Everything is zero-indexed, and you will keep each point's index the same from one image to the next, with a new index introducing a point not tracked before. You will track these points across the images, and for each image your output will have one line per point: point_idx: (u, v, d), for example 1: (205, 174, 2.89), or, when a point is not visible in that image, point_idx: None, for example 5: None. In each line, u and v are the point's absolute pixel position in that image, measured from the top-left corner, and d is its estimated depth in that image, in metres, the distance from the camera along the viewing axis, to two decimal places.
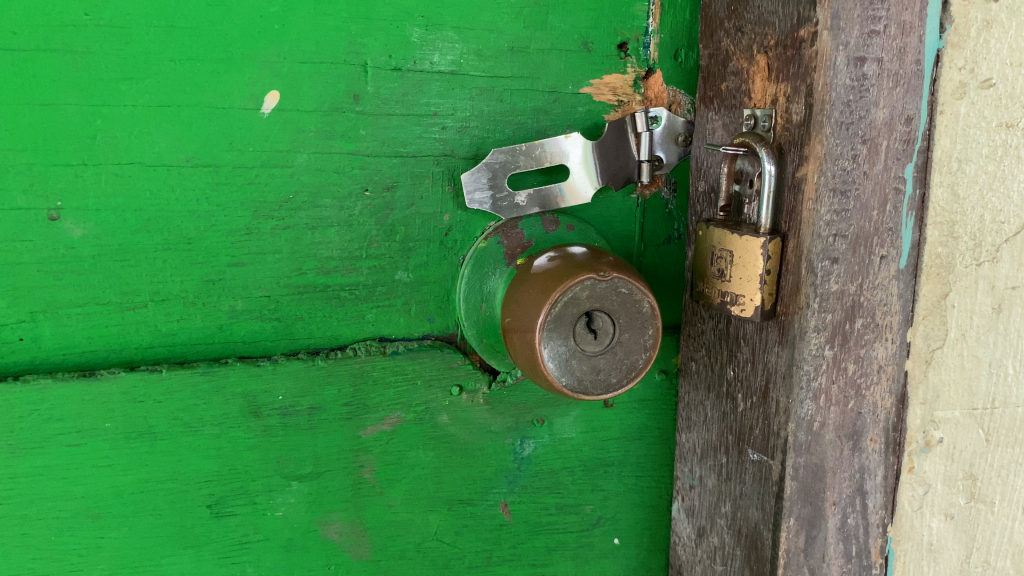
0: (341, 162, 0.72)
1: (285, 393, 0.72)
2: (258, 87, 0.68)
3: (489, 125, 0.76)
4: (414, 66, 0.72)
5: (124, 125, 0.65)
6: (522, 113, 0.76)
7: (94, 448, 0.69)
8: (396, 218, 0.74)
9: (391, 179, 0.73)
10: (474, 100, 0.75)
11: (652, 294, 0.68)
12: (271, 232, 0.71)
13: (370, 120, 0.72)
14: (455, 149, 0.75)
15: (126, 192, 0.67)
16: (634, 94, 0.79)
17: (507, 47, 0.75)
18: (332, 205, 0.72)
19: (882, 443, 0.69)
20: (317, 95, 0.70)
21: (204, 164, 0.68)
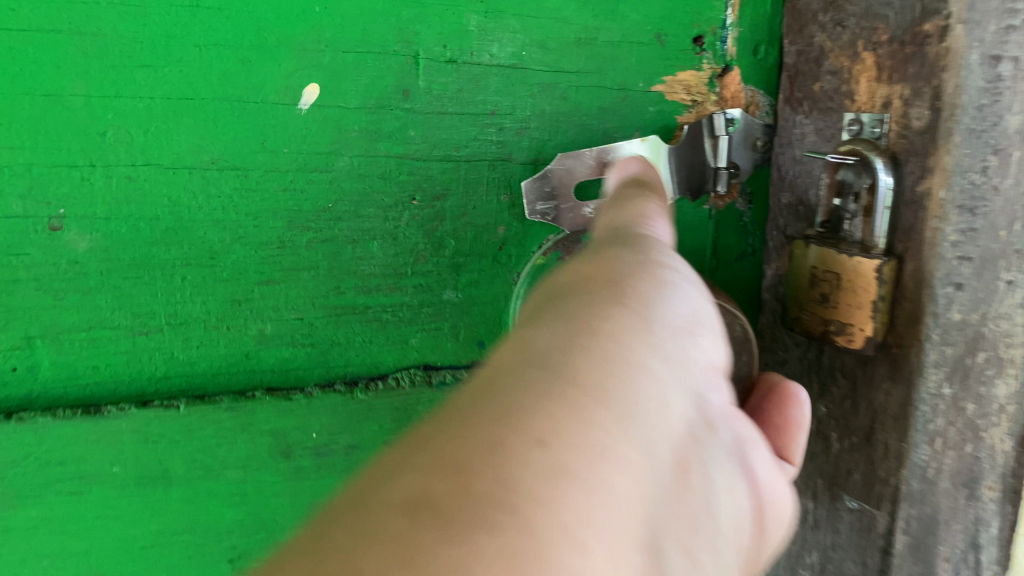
0: (387, 166, 0.63)
1: (320, 430, 0.64)
2: (295, 77, 0.59)
3: (550, 127, 0.67)
4: (471, 59, 0.63)
5: (140, 119, 0.56)
6: (586, 113, 0.68)
7: (101, 495, 0.59)
8: (445, 231, 0.66)
9: (442, 187, 0.65)
10: (535, 98, 0.66)
11: (743, 315, 0.60)
12: (307, 246, 0.62)
13: (420, 119, 0.63)
14: (512, 153, 0.66)
15: (140, 199, 0.57)
16: (709, 94, 0.71)
17: (573, 38, 0.66)
18: (374, 215, 0.64)
19: (998, 492, 0.61)
20: (363, 89, 0.61)
21: (232, 165, 0.58)
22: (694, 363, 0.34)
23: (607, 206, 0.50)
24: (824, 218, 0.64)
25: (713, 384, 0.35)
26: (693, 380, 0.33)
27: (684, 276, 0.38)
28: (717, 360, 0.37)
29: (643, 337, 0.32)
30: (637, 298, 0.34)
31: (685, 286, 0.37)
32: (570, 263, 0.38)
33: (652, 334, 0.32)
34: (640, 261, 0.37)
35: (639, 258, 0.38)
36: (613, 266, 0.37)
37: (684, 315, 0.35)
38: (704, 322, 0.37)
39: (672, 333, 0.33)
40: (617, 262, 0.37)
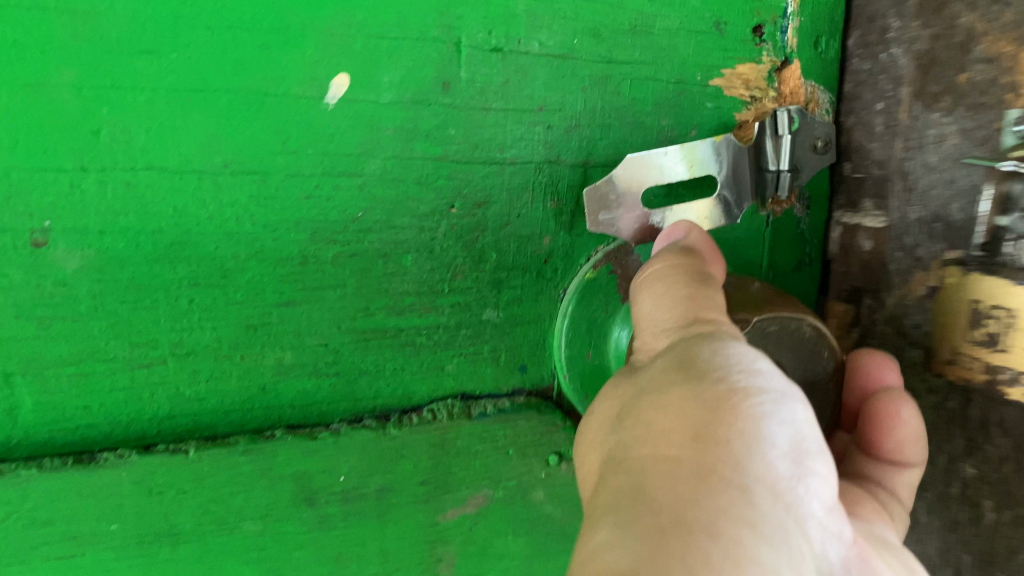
0: (423, 169, 0.55)
1: (349, 472, 0.55)
2: (322, 67, 0.50)
3: (603, 124, 0.60)
4: (518, 48, 0.56)
5: (141, 116, 0.47)
6: (641, 109, 0.61)
7: (96, 561, 0.50)
8: (487, 241, 0.58)
9: (484, 193, 0.57)
10: (587, 93, 0.59)
11: (809, 313, 0.49)
12: (334, 262, 0.54)
13: (462, 116, 0.55)
14: (561, 154, 0.59)
15: (141, 209, 0.48)
16: (769, 90, 0.65)
17: (629, 25, 0.59)
18: (408, 225, 0.55)
19: None
20: (398, 81, 0.53)
21: (248, 169, 0.50)
22: (791, 535, 0.32)
23: (647, 289, 0.45)
24: (986, 241, 0.53)
25: (826, 534, 0.34)
26: (805, 557, 0.32)
27: (774, 397, 0.35)
28: (821, 502, 0.35)
29: (749, 530, 0.30)
30: (723, 468, 0.32)
31: (777, 414, 0.35)
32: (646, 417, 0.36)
33: (757, 517, 0.31)
34: (720, 394, 0.35)
35: (719, 390, 0.35)
36: (689, 418, 0.34)
37: (785, 467, 0.33)
38: (799, 450, 0.34)
39: (770, 508, 0.32)
40: (694, 405, 0.34)
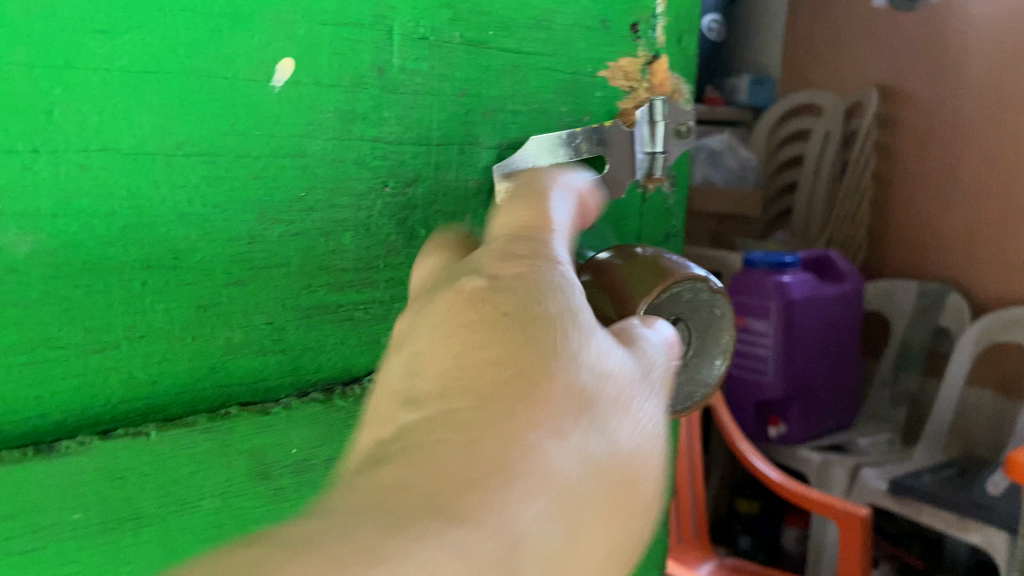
0: (360, 150, 0.54)
1: (299, 444, 0.57)
2: (270, 51, 0.49)
3: (507, 112, 0.60)
4: (442, 38, 0.55)
5: (94, 96, 0.44)
6: (541, 96, 0.62)
7: (58, 551, 0.49)
8: (414, 220, 0.58)
9: (412, 172, 0.57)
10: (495, 81, 0.59)
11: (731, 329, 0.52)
12: (280, 240, 0.53)
13: (394, 99, 0.55)
14: (478, 136, 0.59)
15: (97, 190, 0.46)
16: (639, 80, 0.67)
17: (533, 18, 0.59)
18: (345, 204, 0.55)
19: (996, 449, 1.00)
20: (337, 65, 0.51)
21: (197, 150, 0.48)
22: None
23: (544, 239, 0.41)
24: None
25: None
26: None
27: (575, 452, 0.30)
28: None
29: None
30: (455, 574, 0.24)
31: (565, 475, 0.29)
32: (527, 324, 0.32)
33: None
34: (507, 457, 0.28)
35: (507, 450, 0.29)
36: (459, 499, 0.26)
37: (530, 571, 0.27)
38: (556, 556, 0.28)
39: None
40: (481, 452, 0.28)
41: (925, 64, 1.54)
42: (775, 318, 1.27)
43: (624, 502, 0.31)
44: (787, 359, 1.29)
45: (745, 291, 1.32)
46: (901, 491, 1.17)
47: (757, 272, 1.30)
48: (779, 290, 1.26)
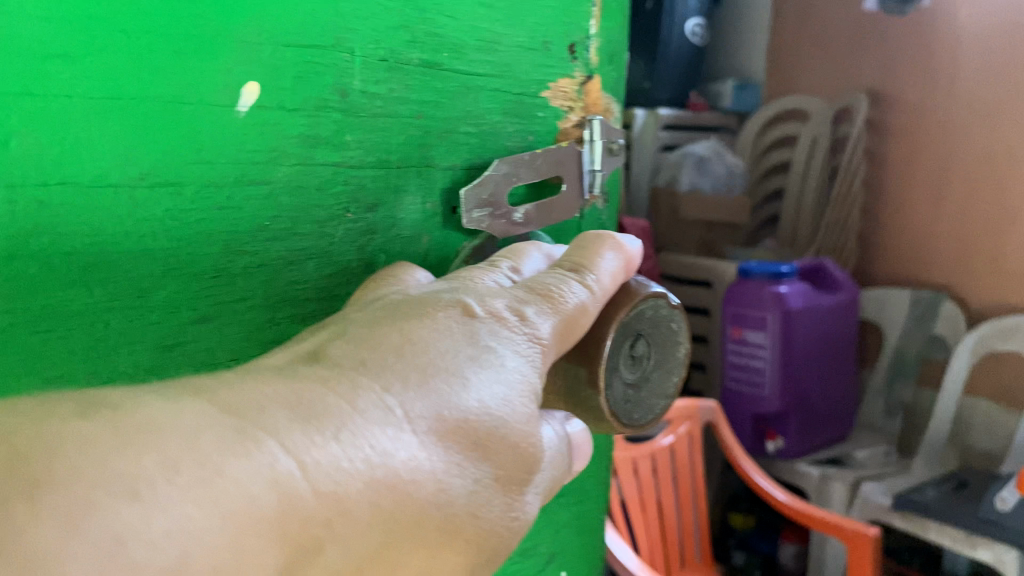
0: (322, 182, 0.32)
1: None
2: (245, 64, 0.29)
3: (455, 138, 0.37)
4: (402, 63, 0.33)
5: (53, 125, 0.25)
6: (492, 115, 0.38)
7: None
8: (378, 249, 0.35)
9: (372, 202, 0.34)
10: (452, 100, 0.36)
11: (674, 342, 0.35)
12: (247, 267, 0.31)
13: (366, 119, 0.33)
14: (436, 159, 0.36)
15: (52, 229, 0.25)
16: (574, 92, 0.42)
17: (462, 43, 0.36)
18: (314, 232, 0.32)
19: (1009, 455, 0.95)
20: (305, 85, 0.30)
21: (162, 177, 0.28)
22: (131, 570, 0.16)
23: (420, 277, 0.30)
24: None
25: None
26: None
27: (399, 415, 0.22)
28: None
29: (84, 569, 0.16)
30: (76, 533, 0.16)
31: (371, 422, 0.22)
32: (430, 329, 0.25)
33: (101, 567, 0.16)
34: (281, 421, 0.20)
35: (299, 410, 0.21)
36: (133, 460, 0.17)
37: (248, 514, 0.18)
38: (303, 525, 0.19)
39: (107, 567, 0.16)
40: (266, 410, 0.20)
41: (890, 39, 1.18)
42: (776, 331, 0.99)
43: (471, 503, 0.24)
44: (785, 374, 1.01)
45: (728, 305, 1.04)
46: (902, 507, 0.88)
47: (752, 282, 1.01)
48: (778, 302, 0.98)
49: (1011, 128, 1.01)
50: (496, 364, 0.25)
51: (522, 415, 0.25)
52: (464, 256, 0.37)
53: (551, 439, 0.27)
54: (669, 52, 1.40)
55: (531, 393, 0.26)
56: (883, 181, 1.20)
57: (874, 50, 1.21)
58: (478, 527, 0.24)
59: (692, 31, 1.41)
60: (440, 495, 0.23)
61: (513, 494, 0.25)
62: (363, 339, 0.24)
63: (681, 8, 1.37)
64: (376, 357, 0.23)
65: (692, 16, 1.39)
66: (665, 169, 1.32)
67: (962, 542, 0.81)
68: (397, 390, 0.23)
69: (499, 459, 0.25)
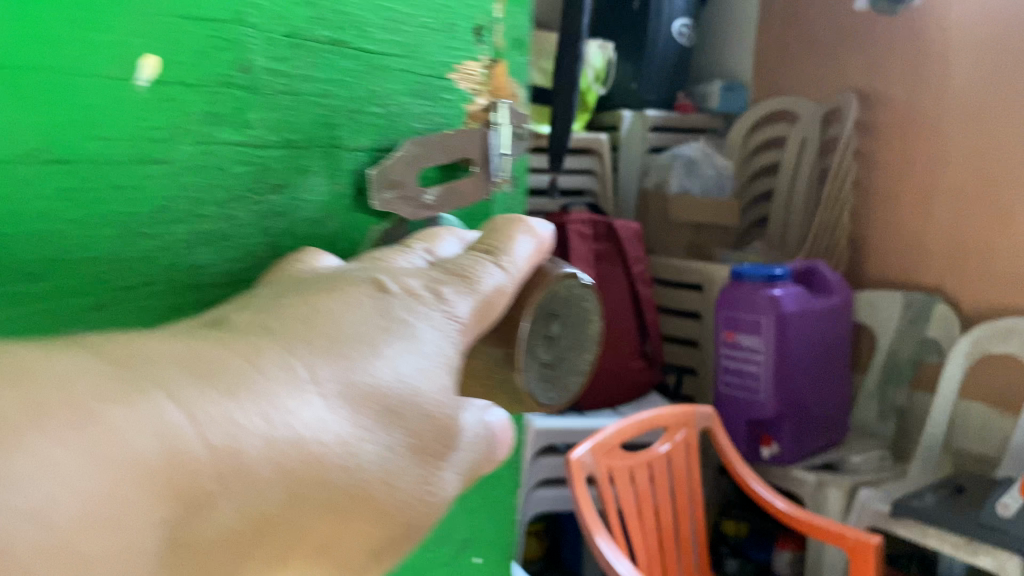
0: (222, 160, 0.26)
1: None
2: (139, 31, 0.23)
3: (357, 120, 0.30)
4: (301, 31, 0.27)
5: None
6: (399, 96, 0.31)
7: None
8: (285, 234, 0.29)
9: (279, 181, 0.28)
10: (356, 81, 0.29)
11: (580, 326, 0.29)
12: (148, 246, 0.25)
13: (271, 93, 0.27)
14: (343, 139, 0.29)
15: None
16: (478, 75, 0.34)
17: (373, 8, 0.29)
18: (216, 215, 0.27)
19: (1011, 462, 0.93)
20: (203, 58, 0.25)
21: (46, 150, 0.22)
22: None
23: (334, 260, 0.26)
24: None
25: None
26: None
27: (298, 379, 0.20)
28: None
29: None
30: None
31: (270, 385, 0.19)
32: (342, 301, 0.22)
33: None
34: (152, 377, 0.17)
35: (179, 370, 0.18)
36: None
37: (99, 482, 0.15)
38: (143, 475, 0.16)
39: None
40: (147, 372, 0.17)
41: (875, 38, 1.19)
42: (772, 336, 0.92)
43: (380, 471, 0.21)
44: (781, 381, 0.93)
45: (723, 310, 0.98)
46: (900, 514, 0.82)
47: (746, 284, 0.95)
48: (774, 306, 0.91)
49: (1001, 128, 1.00)
50: (411, 338, 0.22)
51: (439, 389, 0.22)
52: (374, 234, 0.31)
53: (466, 422, 0.23)
54: (657, 52, 1.40)
55: (448, 365, 0.23)
56: (872, 182, 1.19)
57: (865, 51, 1.20)
58: (392, 500, 0.21)
59: (679, 31, 1.42)
60: (351, 453, 0.20)
61: (431, 468, 0.22)
62: (266, 308, 0.21)
63: (668, 8, 1.38)
64: (277, 325, 0.21)
65: (680, 15, 1.41)
66: (654, 172, 1.32)
67: (961, 549, 0.76)
68: (298, 347, 0.20)
69: (417, 425, 0.22)
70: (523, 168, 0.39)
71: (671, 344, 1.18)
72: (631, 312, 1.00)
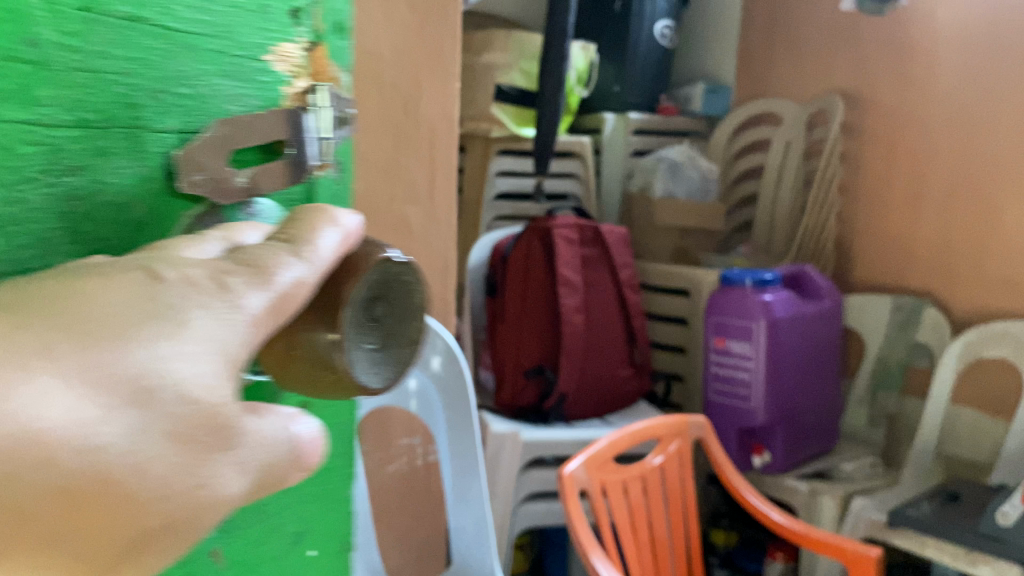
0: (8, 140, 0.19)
1: None
2: None
3: (162, 102, 0.23)
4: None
5: None
6: (210, 77, 0.24)
7: None
8: (86, 222, 0.21)
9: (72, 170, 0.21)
10: (161, 60, 0.23)
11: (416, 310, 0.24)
12: None
13: (71, 64, 0.20)
14: (148, 121, 0.23)
15: None
16: (296, 57, 0.28)
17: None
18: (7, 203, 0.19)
19: (1006, 466, 0.91)
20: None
21: None
22: None
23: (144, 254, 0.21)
24: None
25: None
26: None
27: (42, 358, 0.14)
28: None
29: None
30: None
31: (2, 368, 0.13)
32: (103, 281, 0.16)
33: None
34: None
35: None
36: None
37: None
38: None
39: None
40: None
41: (852, 41, 1.19)
42: (763, 342, 0.90)
43: (168, 477, 0.15)
44: (773, 388, 0.91)
45: (712, 314, 0.96)
46: (897, 524, 0.80)
47: (735, 290, 0.93)
48: (764, 311, 0.90)
49: (987, 127, 0.99)
50: (180, 323, 0.16)
51: (223, 387, 0.16)
52: (184, 224, 0.24)
53: (261, 423, 0.17)
54: (640, 54, 1.39)
55: (229, 354, 0.17)
56: (858, 184, 1.18)
57: (850, 53, 1.19)
58: (174, 511, 0.15)
59: (660, 33, 1.41)
60: (78, 435, 0.14)
61: (209, 461, 0.16)
62: (10, 290, 0.16)
63: (650, 9, 1.38)
64: (19, 309, 0.15)
65: (660, 17, 1.40)
66: (639, 175, 1.30)
67: (961, 558, 0.74)
68: (31, 318, 0.15)
69: (185, 409, 0.15)
70: (345, 155, 0.33)
71: (657, 350, 1.16)
72: (618, 317, 0.97)
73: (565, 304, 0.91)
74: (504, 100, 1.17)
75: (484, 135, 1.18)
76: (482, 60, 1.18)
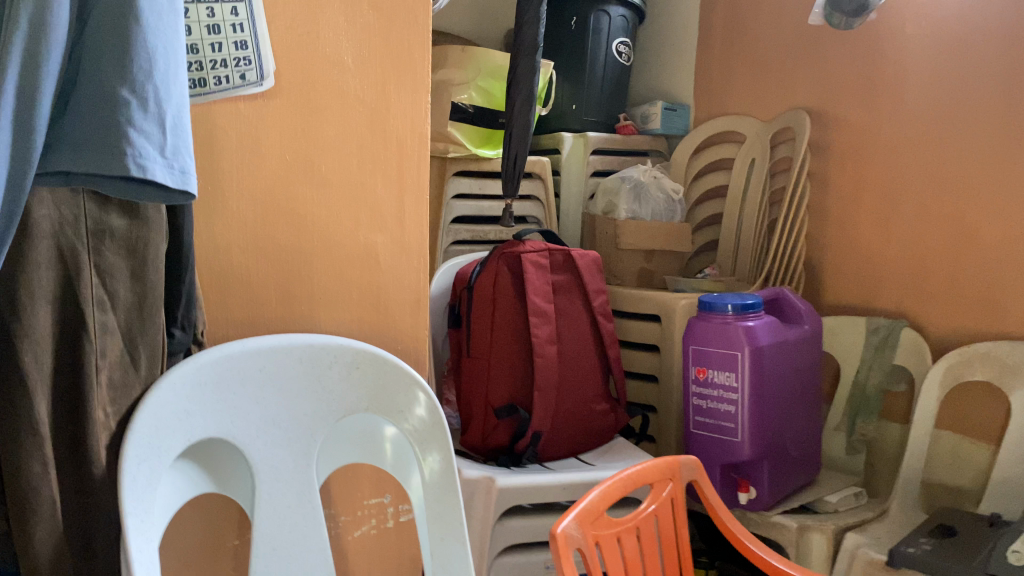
0: None
1: None
2: None
3: None
4: None
5: None
6: None
7: None
8: None
9: None
10: None
11: None
12: None
13: None
14: None
15: None
16: None
17: None
18: None
19: (998, 493, 0.88)
20: None
21: None
22: None
23: None
24: None
25: None
26: None
27: None
28: None
29: None
30: None
31: None
32: None
33: None
34: None
35: None
36: None
37: None
38: None
39: None
40: None
41: (815, 56, 1.16)
42: (748, 372, 0.85)
43: None
44: (758, 421, 0.86)
45: (692, 342, 0.90)
46: (899, 564, 0.76)
47: (715, 316, 0.87)
48: (749, 339, 0.85)
49: (958, 142, 0.97)
50: None
51: None
52: None
53: None
54: (597, 72, 1.34)
55: None
56: (826, 203, 1.15)
57: (815, 67, 1.16)
58: None
59: (618, 50, 1.37)
60: None
61: None
62: None
63: (607, 25, 1.34)
64: None
65: (618, 33, 1.36)
66: (601, 197, 1.25)
67: None
68: None
69: None
70: None
71: (630, 379, 1.11)
72: (594, 349, 0.92)
73: (538, 336, 0.85)
74: (461, 119, 1.11)
75: (441, 156, 1.11)
76: (436, 77, 1.12)
